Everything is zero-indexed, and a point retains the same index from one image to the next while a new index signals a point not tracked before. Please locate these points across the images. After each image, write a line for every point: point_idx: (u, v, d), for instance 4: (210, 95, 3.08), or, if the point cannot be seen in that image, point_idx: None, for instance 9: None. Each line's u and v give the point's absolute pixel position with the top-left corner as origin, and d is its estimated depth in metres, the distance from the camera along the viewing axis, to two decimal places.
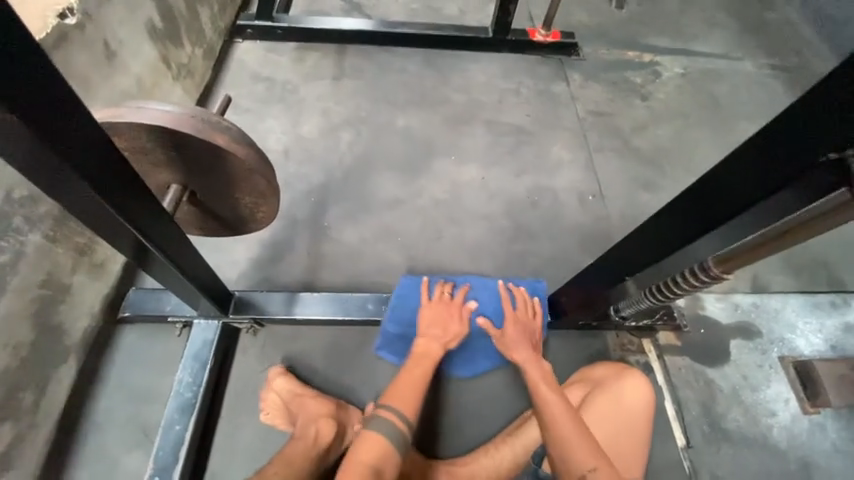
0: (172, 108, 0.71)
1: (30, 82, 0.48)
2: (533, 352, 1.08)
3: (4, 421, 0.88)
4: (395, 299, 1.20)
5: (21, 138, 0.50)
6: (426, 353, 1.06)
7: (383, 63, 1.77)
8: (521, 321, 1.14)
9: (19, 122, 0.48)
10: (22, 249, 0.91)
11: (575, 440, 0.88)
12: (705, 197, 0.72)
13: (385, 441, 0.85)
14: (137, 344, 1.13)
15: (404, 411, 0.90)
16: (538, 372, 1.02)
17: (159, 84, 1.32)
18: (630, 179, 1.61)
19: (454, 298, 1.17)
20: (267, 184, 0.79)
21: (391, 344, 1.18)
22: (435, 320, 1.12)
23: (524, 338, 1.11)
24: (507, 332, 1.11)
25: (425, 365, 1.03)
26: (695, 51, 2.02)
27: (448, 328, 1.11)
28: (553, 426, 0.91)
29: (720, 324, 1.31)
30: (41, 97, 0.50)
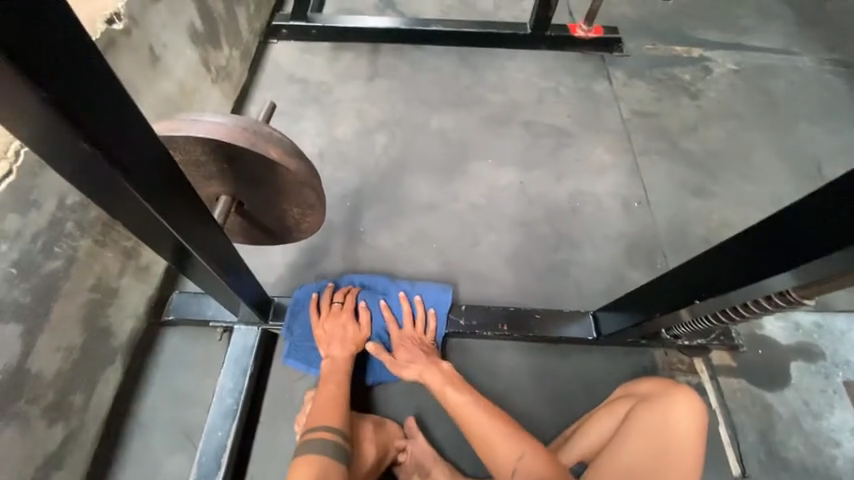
0: (224, 119, 0.70)
1: (102, 108, 0.47)
2: (426, 358, 1.07)
3: (57, 421, 0.91)
4: (291, 313, 1.16)
5: (82, 155, 0.48)
6: (336, 370, 1.05)
7: (417, 61, 1.73)
8: (407, 337, 1.13)
9: (90, 145, 0.47)
10: (74, 254, 0.92)
11: (497, 438, 0.87)
12: (785, 233, 0.70)
13: (322, 457, 0.85)
14: (179, 347, 1.15)
15: (333, 424, 0.91)
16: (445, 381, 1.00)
17: (200, 88, 1.32)
18: (678, 185, 1.52)
19: (343, 310, 1.14)
20: (316, 197, 0.80)
21: (296, 354, 1.13)
22: (330, 335, 1.10)
23: (416, 349, 1.09)
24: (399, 353, 1.09)
25: (336, 380, 1.02)
26: (750, 45, 1.87)
27: (347, 338, 1.10)
28: (470, 427, 0.91)
29: (778, 345, 1.22)
30: (106, 113, 0.48)
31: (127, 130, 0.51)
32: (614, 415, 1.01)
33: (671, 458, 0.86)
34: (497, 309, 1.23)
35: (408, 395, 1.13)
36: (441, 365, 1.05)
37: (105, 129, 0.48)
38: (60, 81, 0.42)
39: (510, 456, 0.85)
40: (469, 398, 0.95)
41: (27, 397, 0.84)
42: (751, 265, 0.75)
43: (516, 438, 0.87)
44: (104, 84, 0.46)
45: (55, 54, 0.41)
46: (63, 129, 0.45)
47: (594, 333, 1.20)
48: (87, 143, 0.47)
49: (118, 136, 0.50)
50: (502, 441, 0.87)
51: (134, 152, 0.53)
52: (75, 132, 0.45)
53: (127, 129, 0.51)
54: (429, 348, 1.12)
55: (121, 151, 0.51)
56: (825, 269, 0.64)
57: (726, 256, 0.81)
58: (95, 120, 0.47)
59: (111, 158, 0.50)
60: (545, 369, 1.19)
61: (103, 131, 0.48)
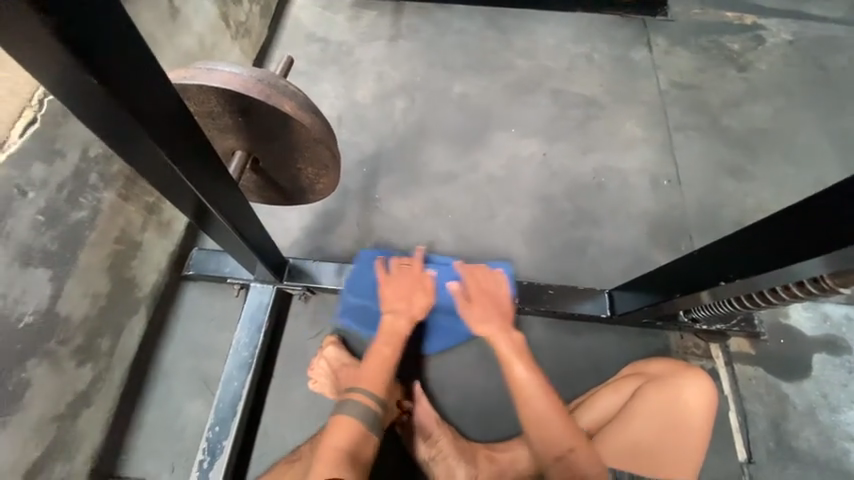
0: (239, 69, 0.69)
1: (114, 40, 0.44)
2: (500, 322, 1.00)
3: (86, 362, 0.97)
4: (353, 274, 1.19)
5: (96, 99, 0.46)
6: (393, 330, 1.00)
7: (443, 23, 1.64)
8: (488, 293, 1.06)
9: (103, 87, 0.45)
10: (98, 206, 0.95)
11: (551, 420, 0.85)
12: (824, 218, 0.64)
13: (356, 422, 0.84)
14: (199, 301, 1.20)
15: (378, 393, 0.89)
16: (509, 346, 0.95)
17: (219, 43, 1.29)
18: (713, 164, 1.43)
19: (413, 272, 1.10)
20: (330, 155, 0.78)
21: (353, 313, 1.17)
22: (396, 294, 1.06)
23: (490, 311, 1.02)
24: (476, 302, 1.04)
25: (393, 343, 0.98)
26: (811, 13, 1.69)
27: (413, 302, 1.05)
28: (524, 404, 0.88)
29: (802, 336, 1.17)
30: (117, 55, 0.45)
31: (138, 68, 0.48)
32: (620, 393, 1.00)
33: (675, 436, 0.88)
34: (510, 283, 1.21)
35: (416, 360, 1.14)
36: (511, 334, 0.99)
37: (116, 65, 0.46)
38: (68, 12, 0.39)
39: (562, 442, 0.84)
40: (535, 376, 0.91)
41: (57, 338, 0.90)
42: (780, 248, 0.71)
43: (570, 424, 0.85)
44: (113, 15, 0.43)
45: None
46: (75, 69, 0.42)
47: (608, 311, 1.17)
48: (97, 80, 0.44)
49: (129, 73, 0.47)
50: (556, 422, 0.85)
51: (144, 90, 0.50)
52: (88, 71, 0.43)
53: (137, 68, 0.48)
54: (502, 311, 1.04)
55: (130, 91, 0.48)
56: None
57: (756, 236, 0.76)
58: (104, 52, 0.44)
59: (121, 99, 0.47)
60: (554, 345, 1.19)
61: (113, 67, 0.45)
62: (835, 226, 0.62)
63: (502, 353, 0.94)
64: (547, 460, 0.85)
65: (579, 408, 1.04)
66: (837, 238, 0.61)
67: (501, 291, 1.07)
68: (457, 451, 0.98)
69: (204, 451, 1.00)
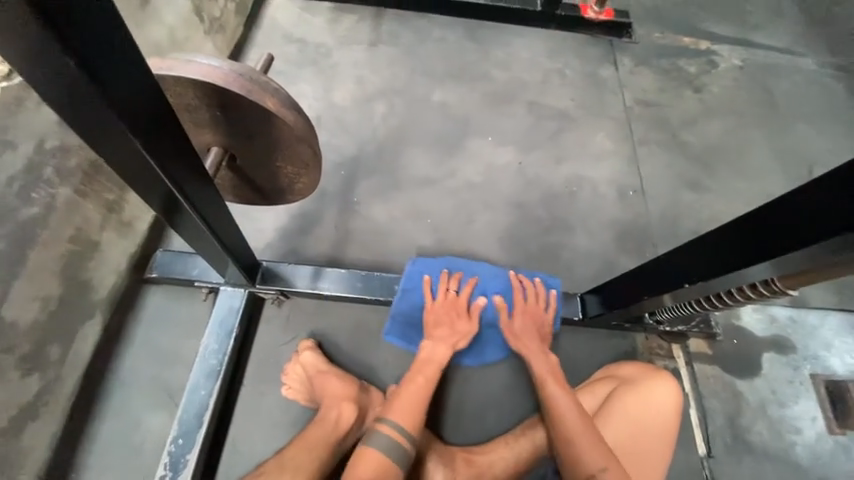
0: (219, 62, 0.67)
1: (98, 25, 0.43)
2: (539, 345, 1.09)
3: (33, 373, 0.89)
4: (400, 293, 1.16)
5: (71, 83, 0.45)
6: (429, 360, 1.02)
7: (422, 31, 1.67)
8: (528, 318, 1.13)
9: (81, 71, 0.43)
10: (53, 202, 0.88)
11: (584, 438, 0.87)
12: (767, 226, 0.70)
13: (385, 458, 0.83)
14: (163, 306, 1.13)
15: (410, 430, 0.87)
16: (546, 365, 1.03)
17: (192, 38, 1.25)
18: (673, 176, 1.53)
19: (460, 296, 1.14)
20: (312, 154, 0.77)
21: (400, 335, 1.14)
22: (441, 320, 1.10)
23: (532, 329, 1.11)
24: (515, 328, 1.10)
25: (427, 372, 0.99)
26: (757, 42, 1.86)
27: (455, 326, 1.09)
28: (559, 421, 0.91)
29: (753, 336, 1.26)
30: (100, 40, 0.44)
31: (115, 47, 0.46)
32: (593, 395, 1.02)
33: (643, 436, 0.92)
34: None
35: (394, 366, 1.13)
36: (547, 355, 1.07)
37: (90, 43, 0.43)
38: None
39: (593, 462, 0.84)
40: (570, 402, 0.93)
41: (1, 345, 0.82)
42: (737, 252, 0.75)
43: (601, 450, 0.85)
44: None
45: None
46: (53, 50, 0.41)
47: (580, 313, 1.21)
48: (76, 63, 0.42)
49: (104, 52, 0.45)
50: (590, 440, 0.87)
51: (121, 72, 0.48)
52: (67, 52, 0.41)
53: (114, 47, 0.46)
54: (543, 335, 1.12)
55: (109, 78, 0.47)
56: (799, 260, 0.66)
57: (718, 240, 0.80)
58: (86, 36, 0.42)
59: (93, 80, 0.45)
60: None
61: (94, 51, 0.44)
62: (775, 233, 0.69)
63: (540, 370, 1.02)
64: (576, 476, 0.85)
65: None
66: (787, 243, 0.66)
67: (544, 312, 1.16)
68: (435, 454, 0.97)
69: (166, 466, 0.94)
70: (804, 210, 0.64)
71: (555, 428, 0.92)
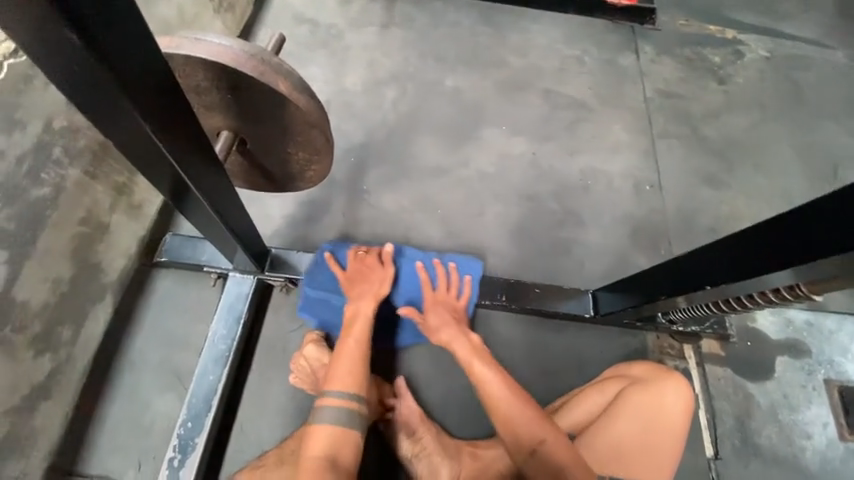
0: (230, 42, 0.64)
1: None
2: (458, 325, 1.04)
3: (44, 353, 0.89)
4: (313, 265, 1.14)
5: (74, 58, 0.42)
6: (355, 318, 1.01)
7: (436, 13, 1.61)
8: (441, 301, 1.10)
9: (83, 46, 0.41)
10: (62, 184, 0.87)
11: (518, 416, 0.85)
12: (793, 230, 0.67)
13: (337, 426, 0.84)
14: (172, 290, 1.13)
15: (351, 392, 0.88)
16: (468, 347, 0.99)
17: (201, 17, 1.21)
18: (692, 172, 1.48)
19: (372, 262, 1.11)
20: (324, 140, 0.75)
21: (312, 308, 1.12)
22: (356, 284, 1.07)
23: (447, 315, 1.07)
24: (429, 316, 1.07)
25: (356, 332, 0.98)
26: (786, 32, 1.78)
27: (368, 285, 1.07)
28: (490, 400, 0.89)
29: (767, 339, 1.24)
30: (106, 14, 0.42)
31: (124, 25, 0.44)
32: (603, 393, 1.00)
33: (655, 437, 0.90)
34: (498, 280, 1.21)
35: (400, 356, 1.13)
36: (469, 336, 1.02)
37: (98, 19, 0.41)
38: None
39: (530, 436, 0.83)
40: (493, 372, 0.92)
41: (13, 325, 0.82)
42: (760, 256, 0.72)
43: (537, 420, 0.85)
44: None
45: None
46: (53, 20, 0.39)
47: (591, 310, 1.20)
48: (78, 36, 0.40)
49: (112, 31, 0.43)
50: (523, 419, 0.85)
51: (130, 52, 0.46)
52: (68, 24, 0.39)
53: (123, 24, 0.44)
54: (458, 314, 1.09)
55: (116, 55, 0.44)
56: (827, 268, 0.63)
57: (739, 242, 0.77)
58: (92, 10, 0.40)
59: (101, 60, 0.43)
60: (538, 343, 1.20)
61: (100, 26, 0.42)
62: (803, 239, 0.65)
63: (460, 354, 0.98)
64: (521, 458, 0.84)
65: (565, 406, 1.02)
66: (816, 248, 0.63)
67: (456, 299, 1.13)
68: (441, 447, 0.97)
69: (175, 448, 0.95)
70: (834, 215, 0.61)
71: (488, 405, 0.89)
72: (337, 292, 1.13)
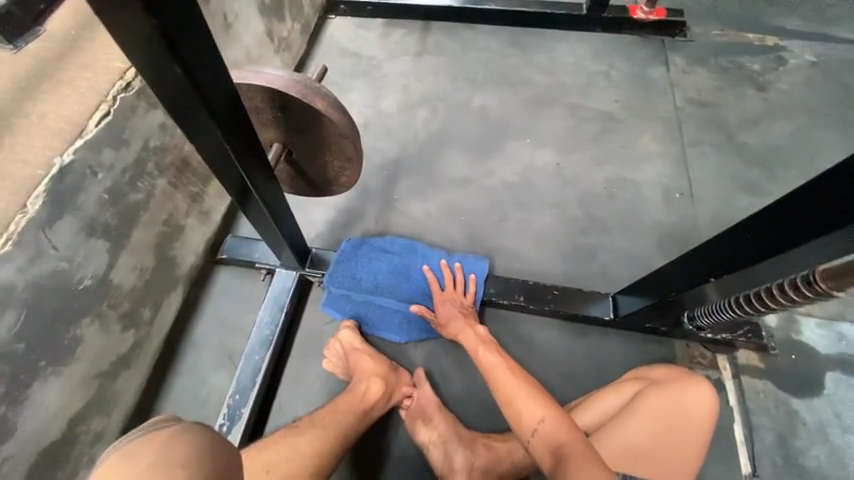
0: (282, 73, 0.81)
1: (198, 43, 0.58)
2: (466, 320, 1.13)
3: (129, 329, 1.09)
4: (334, 265, 1.26)
5: (175, 85, 0.59)
6: (346, 400, 1.03)
7: (467, 40, 1.75)
8: (449, 298, 1.19)
9: (183, 76, 0.58)
10: (152, 191, 1.08)
11: (521, 396, 0.89)
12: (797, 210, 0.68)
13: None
14: (229, 284, 1.32)
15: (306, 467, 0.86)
16: (476, 338, 1.08)
17: (264, 56, 1.44)
18: (728, 180, 1.45)
19: (347, 321, 1.20)
20: (354, 149, 0.88)
21: (335, 303, 1.24)
22: (342, 346, 1.16)
23: (456, 311, 1.16)
24: (439, 312, 1.17)
25: (341, 414, 1.00)
26: (836, 36, 1.70)
27: (349, 355, 1.13)
28: (496, 385, 0.94)
29: (815, 353, 1.15)
30: (199, 53, 0.58)
31: (206, 54, 0.59)
32: (621, 393, 1.02)
33: (672, 439, 0.90)
34: (518, 282, 1.26)
35: (423, 351, 1.21)
36: (476, 328, 1.11)
37: (191, 52, 0.57)
38: (169, 19, 0.52)
39: (530, 416, 0.85)
40: (499, 359, 0.99)
41: (109, 302, 1.02)
42: (757, 245, 0.75)
43: (538, 400, 0.87)
44: (191, 9, 0.54)
45: None
46: (164, 56, 0.55)
47: (611, 314, 1.20)
48: (180, 69, 0.57)
49: (200, 60, 0.59)
50: (524, 398, 0.88)
51: (209, 74, 0.61)
52: (174, 59, 0.56)
53: (204, 54, 0.59)
54: (467, 309, 1.18)
55: (204, 83, 0.61)
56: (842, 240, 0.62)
57: (736, 237, 0.79)
58: (190, 53, 0.57)
59: (189, 79, 0.59)
60: (559, 346, 1.22)
61: (194, 62, 0.58)
62: (809, 216, 0.66)
63: (469, 344, 1.07)
64: (523, 439, 0.85)
65: (583, 406, 1.05)
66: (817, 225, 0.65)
67: (463, 296, 1.21)
68: (456, 436, 1.03)
69: (224, 416, 1.09)
70: (834, 193, 0.62)
71: (496, 391, 0.93)
72: (356, 288, 1.25)
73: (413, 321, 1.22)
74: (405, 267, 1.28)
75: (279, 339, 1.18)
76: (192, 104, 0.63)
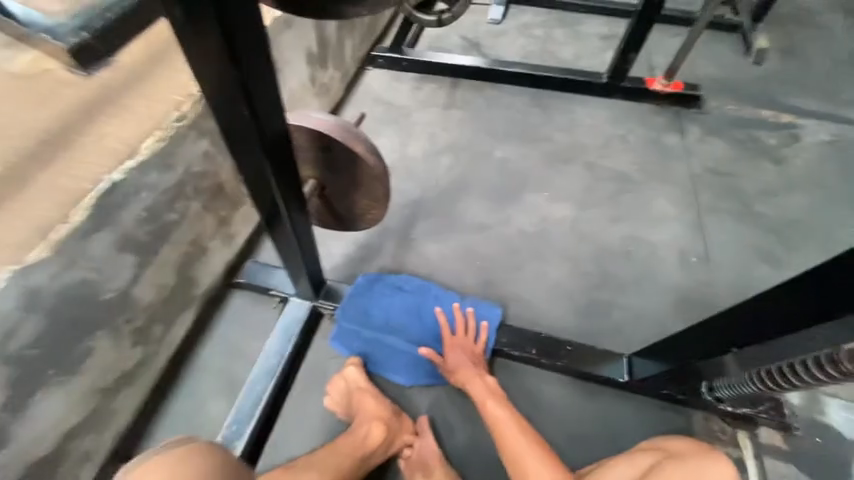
0: (327, 118, 0.89)
1: (265, 91, 0.69)
2: (475, 369, 1.12)
3: (138, 345, 1.10)
4: (347, 299, 1.27)
5: (242, 123, 0.70)
6: (346, 442, 1.00)
7: (492, 97, 1.87)
8: (460, 344, 1.17)
9: (249, 116, 0.69)
10: (185, 212, 1.13)
11: (528, 457, 0.91)
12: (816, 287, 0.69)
13: None
14: (242, 308, 1.33)
15: None
16: (484, 388, 1.06)
17: (304, 98, 1.56)
18: (746, 248, 1.44)
19: (355, 358, 1.18)
20: (382, 189, 0.93)
21: (344, 337, 1.24)
22: (347, 384, 1.13)
23: (466, 358, 1.14)
24: (449, 357, 1.15)
25: (341, 458, 0.96)
26: (851, 118, 1.76)
27: (353, 395, 1.10)
28: (504, 442, 0.95)
29: (845, 440, 1.08)
30: (265, 99, 0.70)
31: (271, 99, 0.71)
32: (636, 466, 0.95)
33: None
34: (531, 333, 1.24)
35: (428, 397, 1.18)
36: (485, 378, 1.10)
37: (260, 98, 0.69)
38: (247, 71, 0.65)
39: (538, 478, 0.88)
40: (507, 414, 0.99)
41: (125, 315, 1.04)
42: (777, 319, 0.76)
43: (547, 465, 0.89)
44: (265, 61, 0.67)
45: (249, 52, 0.63)
46: (237, 99, 0.66)
47: (626, 376, 1.16)
48: (247, 110, 0.68)
49: (263, 102, 0.70)
50: (533, 460, 0.90)
51: (270, 114, 0.72)
52: (244, 102, 0.67)
53: (268, 96, 0.70)
54: (477, 358, 1.16)
55: (264, 123, 0.72)
56: None
57: (755, 308, 0.81)
58: (258, 99, 0.69)
59: (252, 116, 0.70)
60: (569, 405, 1.17)
61: (260, 106, 0.70)
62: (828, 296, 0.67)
63: (478, 394, 1.05)
64: None
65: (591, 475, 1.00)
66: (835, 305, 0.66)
67: (475, 343, 1.19)
68: None
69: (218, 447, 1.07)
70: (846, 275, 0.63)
71: (503, 449, 0.95)
72: (366, 325, 1.24)
73: (421, 364, 1.20)
74: (417, 307, 1.28)
75: (284, 369, 1.17)
76: (250, 139, 0.73)
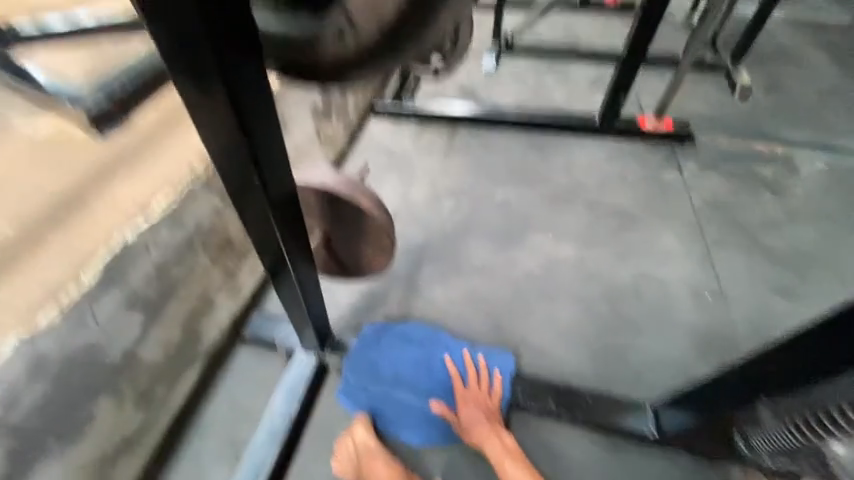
0: (331, 173, 0.91)
1: (276, 161, 0.71)
2: (490, 425, 1.09)
3: (141, 407, 1.06)
4: (353, 352, 1.23)
5: (252, 191, 0.72)
6: None
7: (490, 142, 1.94)
8: (473, 398, 1.14)
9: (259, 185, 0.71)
10: (193, 268, 1.14)
11: None
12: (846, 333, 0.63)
13: None
14: (247, 363, 1.30)
15: None
16: (500, 447, 1.05)
17: (309, 151, 1.62)
18: (759, 282, 1.42)
19: (363, 415, 1.14)
20: (388, 237, 0.94)
21: (351, 392, 1.19)
22: (355, 446, 1.09)
23: (480, 414, 1.10)
24: (462, 414, 1.11)
25: None
26: (844, 146, 1.80)
27: (363, 459, 1.06)
28: None
29: None
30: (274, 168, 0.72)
31: (281, 166, 0.73)
32: None
33: None
34: (547, 382, 1.19)
35: (442, 455, 1.12)
36: (501, 435, 1.08)
37: (270, 168, 0.71)
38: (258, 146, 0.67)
39: None
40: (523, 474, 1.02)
41: (129, 377, 1.01)
42: (812, 364, 0.71)
43: None
44: (275, 135, 0.69)
45: (261, 127, 0.66)
46: (249, 171, 0.69)
47: (654, 429, 1.10)
48: (258, 180, 0.70)
49: (272, 171, 0.72)
50: None
51: (279, 181, 0.74)
52: (255, 173, 0.69)
53: (277, 166, 0.72)
54: (491, 412, 1.12)
55: (273, 190, 0.74)
56: None
57: (786, 353, 0.76)
58: (268, 169, 0.71)
59: (262, 185, 0.72)
60: (593, 462, 1.10)
61: (270, 175, 0.72)
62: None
63: (494, 454, 1.05)
64: None
65: None
66: None
67: (488, 396, 1.15)
68: None
69: None
70: None
71: None
72: (375, 379, 1.21)
73: (433, 420, 1.15)
74: (427, 357, 1.25)
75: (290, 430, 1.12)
76: (258, 204, 0.76)
